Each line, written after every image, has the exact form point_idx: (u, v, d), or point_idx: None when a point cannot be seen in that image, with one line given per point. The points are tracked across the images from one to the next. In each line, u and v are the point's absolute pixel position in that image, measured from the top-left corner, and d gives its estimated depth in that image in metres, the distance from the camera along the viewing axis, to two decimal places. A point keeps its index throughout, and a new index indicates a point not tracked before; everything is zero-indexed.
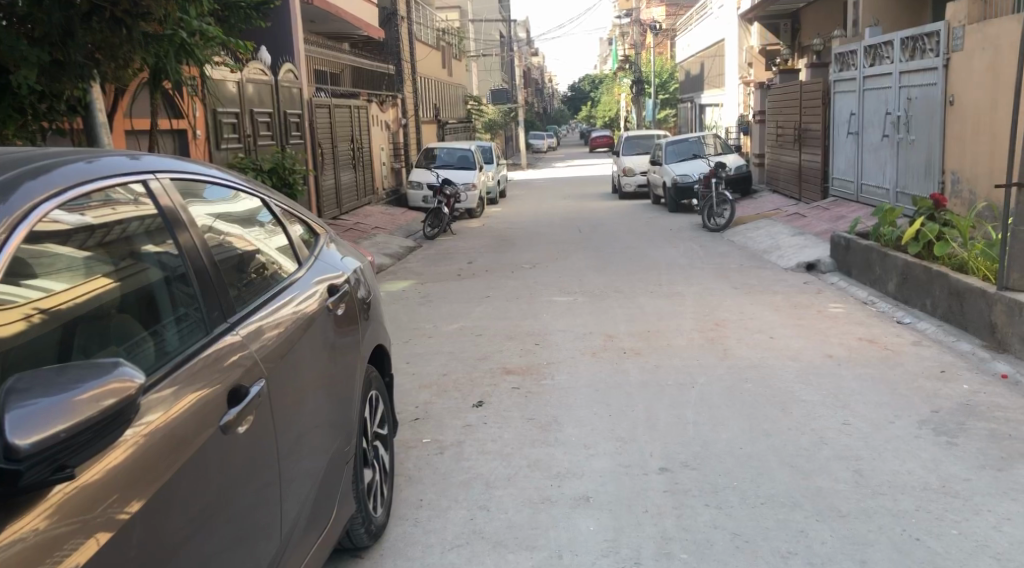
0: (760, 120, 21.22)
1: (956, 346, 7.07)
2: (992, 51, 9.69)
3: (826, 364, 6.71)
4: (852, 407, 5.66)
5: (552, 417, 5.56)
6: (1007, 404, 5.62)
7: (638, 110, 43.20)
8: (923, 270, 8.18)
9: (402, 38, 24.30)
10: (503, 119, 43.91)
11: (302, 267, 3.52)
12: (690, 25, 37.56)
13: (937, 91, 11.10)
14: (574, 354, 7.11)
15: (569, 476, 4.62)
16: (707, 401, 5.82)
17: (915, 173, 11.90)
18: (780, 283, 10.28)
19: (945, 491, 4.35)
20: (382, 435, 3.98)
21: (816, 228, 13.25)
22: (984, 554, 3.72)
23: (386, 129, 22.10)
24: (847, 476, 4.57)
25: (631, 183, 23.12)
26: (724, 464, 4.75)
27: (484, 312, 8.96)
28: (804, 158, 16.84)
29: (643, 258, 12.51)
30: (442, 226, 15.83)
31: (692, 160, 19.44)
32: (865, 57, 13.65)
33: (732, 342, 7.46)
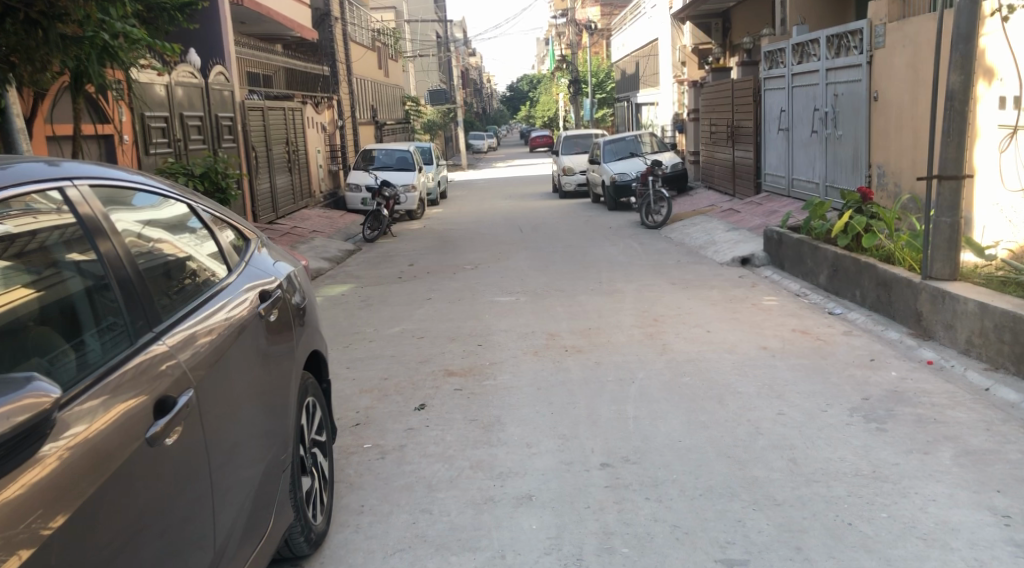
0: (694, 119, 21.55)
1: (885, 334, 7.28)
2: (911, 48, 10.01)
3: (760, 356, 6.84)
4: (786, 397, 5.79)
5: (495, 417, 5.57)
6: (933, 389, 5.80)
7: (575, 109, 43.40)
8: (852, 262, 8.40)
9: (336, 39, 24.05)
10: (441, 120, 43.67)
11: (233, 273, 3.46)
12: (625, 25, 37.94)
13: (862, 88, 11.42)
14: (516, 354, 7.12)
15: (511, 476, 4.63)
16: (647, 396, 5.89)
17: (843, 168, 12.22)
18: (717, 278, 10.46)
19: (876, 475, 4.48)
20: (320, 441, 3.94)
21: (750, 223, 13.51)
22: (913, 535, 3.84)
23: (322, 131, 21.84)
24: (782, 464, 4.67)
25: (571, 182, 23.25)
26: (663, 457, 4.81)
27: (426, 314, 8.91)
28: (737, 155, 17.17)
29: (583, 256, 12.60)
30: (381, 228, 15.72)
31: (630, 159, 19.65)
32: (793, 54, 13.98)
33: (671, 337, 7.56)
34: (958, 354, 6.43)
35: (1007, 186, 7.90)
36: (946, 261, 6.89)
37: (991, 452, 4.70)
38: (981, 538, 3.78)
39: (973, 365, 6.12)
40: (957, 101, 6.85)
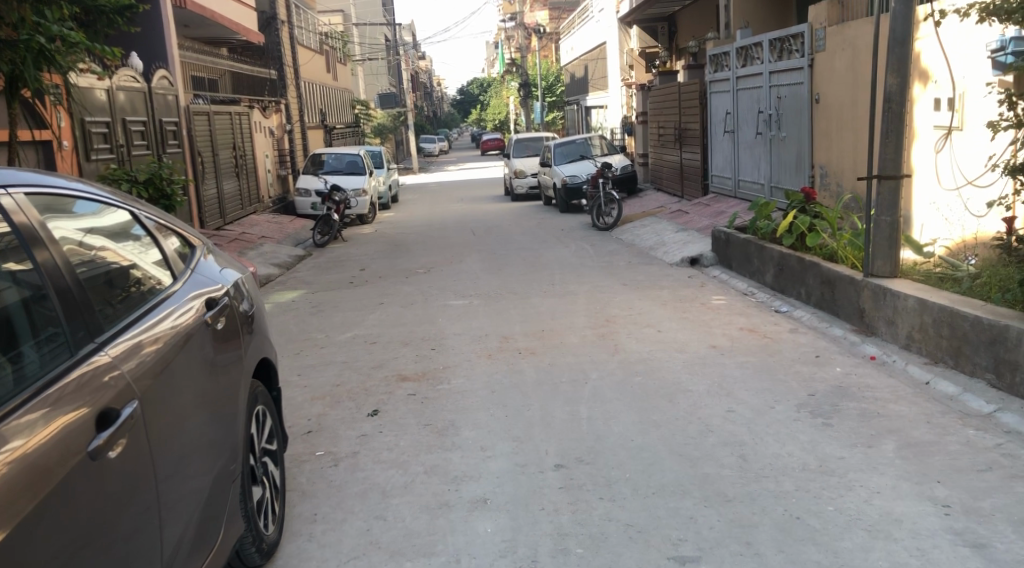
0: (643, 121, 21.78)
1: (830, 331, 7.44)
2: (850, 51, 10.26)
3: (710, 355, 6.94)
4: (736, 394, 5.88)
5: (449, 421, 5.56)
6: (876, 384, 5.95)
7: (525, 113, 43.46)
8: (797, 260, 8.57)
9: (283, 43, 23.79)
10: (391, 124, 43.41)
11: (178, 281, 3.40)
12: (573, 29, 38.14)
13: (804, 90, 11.66)
14: (470, 357, 7.12)
15: (466, 479, 4.63)
16: (600, 396, 5.93)
17: (787, 169, 12.46)
18: (667, 279, 10.58)
19: (822, 469, 4.58)
20: (271, 450, 3.89)
21: (698, 224, 13.70)
22: (858, 527, 3.93)
23: (270, 135, 21.60)
24: (732, 461, 4.75)
25: (522, 185, 23.30)
26: (616, 457, 4.85)
27: (378, 319, 8.85)
28: (684, 157, 17.39)
29: (535, 259, 12.63)
30: (332, 233, 15.59)
31: (580, 161, 19.78)
32: (737, 58, 14.22)
33: (623, 337, 7.63)
34: (899, 349, 6.60)
35: (942, 185, 8.03)
36: (887, 258, 7.07)
37: (931, 444, 4.83)
38: (922, 528, 3.89)
39: (914, 360, 6.28)
40: (894, 103, 7.05)
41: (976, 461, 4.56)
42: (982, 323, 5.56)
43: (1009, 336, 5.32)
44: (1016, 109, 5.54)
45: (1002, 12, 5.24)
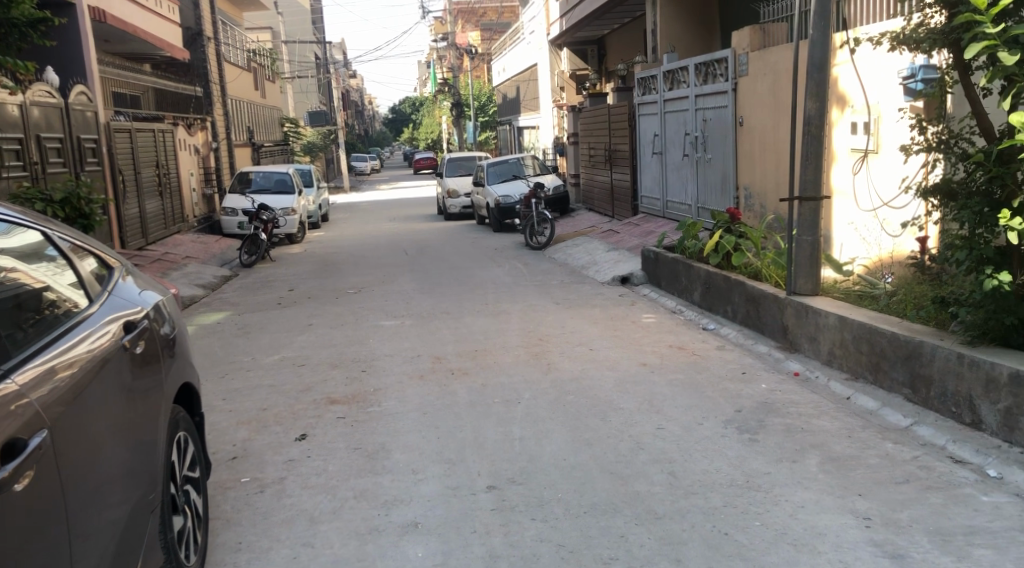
0: (574, 142, 22.02)
1: (755, 348, 7.61)
2: (771, 76, 10.57)
3: (640, 373, 7.01)
4: (665, 412, 5.95)
5: (380, 444, 5.49)
6: (800, 400, 6.09)
7: (458, 133, 43.45)
8: (723, 279, 8.75)
9: (210, 60, 23.29)
10: (322, 142, 42.92)
11: (95, 303, 3.30)
12: (505, 49, 38.38)
13: (728, 114, 11.95)
14: (402, 379, 7.06)
15: (397, 504, 4.56)
16: (533, 416, 5.94)
17: (712, 190, 12.75)
18: (598, 297, 10.69)
19: (750, 485, 4.66)
20: (193, 477, 3.77)
21: (628, 244, 13.88)
22: (784, 541, 4.00)
23: (195, 153, 21.17)
24: (662, 478, 4.80)
25: (456, 205, 23.25)
26: (548, 477, 4.85)
27: (307, 341, 8.71)
28: (614, 178, 17.63)
29: (467, 278, 12.62)
30: (259, 253, 15.32)
31: (513, 181, 19.87)
32: (664, 81, 14.50)
33: (555, 356, 7.66)
34: (821, 365, 6.77)
35: (859, 206, 8.31)
36: (808, 276, 7.27)
37: (852, 458, 4.96)
38: (845, 540, 3.98)
39: (834, 375, 6.46)
40: (813, 126, 7.29)
41: (894, 474, 4.70)
42: (899, 338, 5.75)
43: (923, 352, 5.52)
44: (926, 133, 5.77)
45: (912, 41, 5.47)
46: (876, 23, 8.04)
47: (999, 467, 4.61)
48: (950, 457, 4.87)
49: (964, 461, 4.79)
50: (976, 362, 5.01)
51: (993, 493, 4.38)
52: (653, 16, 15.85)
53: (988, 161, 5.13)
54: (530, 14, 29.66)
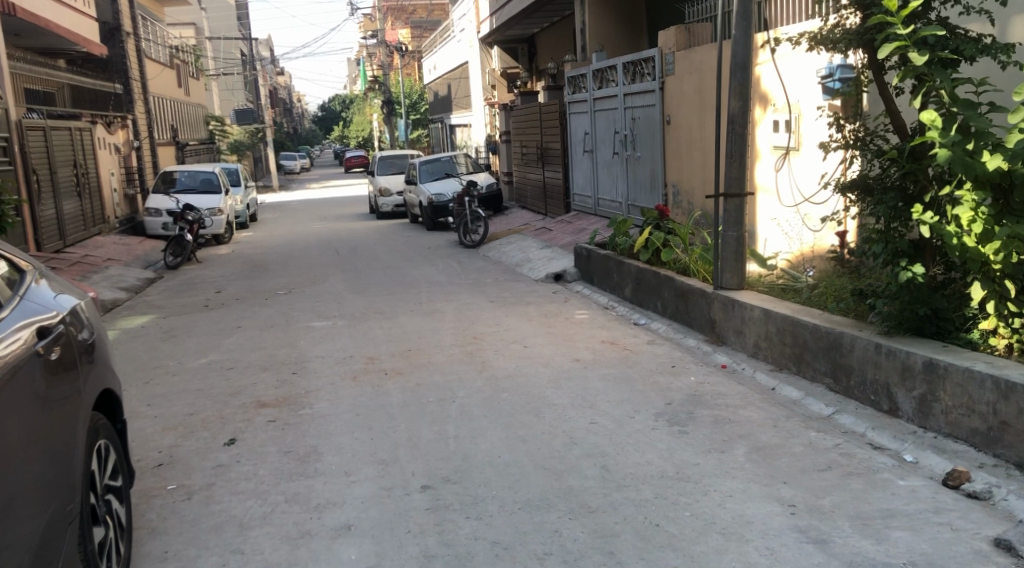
0: (505, 140, 22.08)
1: (684, 341, 7.75)
2: (696, 75, 10.76)
3: (573, 368, 7.08)
4: (598, 406, 6.01)
5: (311, 447, 5.42)
6: (727, 391, 6.22)
7: (389, 130, 43.09)
8: (653, 275, 8.88)
9: (129, 56, 22.52)
10: (249, 140, 42.09)
11: (5, 308, 3.18)
12: (435, 47, 38.26)
13: (656, 112, 12.13)
14: (334, 380, 6.98)
15: (329, 507, 4.52)
16: (467, 414, 5.94)
17: (642, 187, 12.93)
18: (532, 295, 10.74)
19: (680, 476, 4.74)
20: (115, 486, 3.66)
21: (561, 241, 13.98)
22: (713, 530, 4.09)
23: (115, 152, 20.57)
24: (595, 472, 4.85)
25: (388, 203, 23.07)
26: (482, 475, 4.86)
27: (235, 343, 8.55)
28: (547, 176, 17.72)
29: (400, 277, 12.54)
30: (185, 254, 14.96)
31: (446, 179, 19.81)
32: (593, 80, 14.63)
33: (489, 354, 7.67)
34: (747, 357, 6.93)
35: (782, 202, 8.52)
36: (734, 271, 7.44)
37: (778, 447, 5.10)
38: (771, 528, 4.09)
39: (760, 367, 6.63)
40: (737, 124, 7.44)
41: (817, 461, 4.84)
42: (820, 330, 5.93)
43: (843, 343, 5.69)
44: (843, 130, 5.94)
45: (828, 41, 5.62)
46: (796, 24, 8.25)
47: (915, 451, 4.79)
48: (870, 444, 5.04)
49: (882, 447, 4.97)
50: (892, 351, 5.19)
51: (909, 477, 4.55)
52: (581, 15, 15.98)
53: (902, 157, 5.30)
54: (459, 12, 29.61)
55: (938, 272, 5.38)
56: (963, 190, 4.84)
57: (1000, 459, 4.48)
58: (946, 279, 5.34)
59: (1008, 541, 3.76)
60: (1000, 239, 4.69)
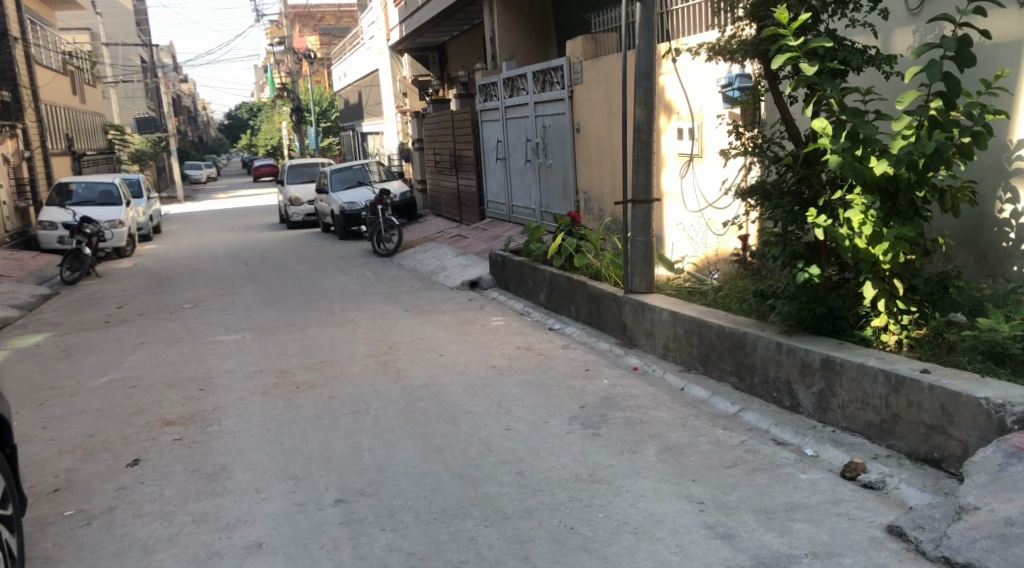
0: (418, 148, 21.98)
1: (597, 345, 7.87)
2: (604, 83, 10.95)
3: (489, 375, 7.10)
4: (513, 413, 6.05)
5: (220, 465, 5.29)
6: (639, 393, 6.35)
7: (299, 139, 42.32)
8: (566, 280, 9.00)
9: (17, 61, 21.44)
10: (151, 149, 40.75)
11: None
12: (344, 54, 37.86)
13: (566, 120, 12.29)
14: (244, 395, 6.82)
15: (239, 525, 4.42)
16: (382, 426, 5.89)
17: (554, 194, 13.08)
18: (447, 302, 10.74)
19: (593, 478, 4.82)
20: (5, 516, 3.50)
21: (476, 248, 14.01)
22: (625, 531, 4.17)
23: (4, 163, 19.64)
24: (510, 478, 4.88)
25: (298, 213, 22.69)
26: (398, 486, 4.84)
27: (138, 360, 8.28)
28: (460, 183, 17.75)
29: (313, 288, 12.36)
30: (83, 268, 14.40)
31: (358, 188, 19.60)
32: (504, 88, 14.71)
33: (404, 363, 7.64)
34: (658, 359, 7.09)
35: (688, 208, 8.75)
36: (643, 275, 7.60)
37: (687, 445, 5.23)
38: (681, 525, 4.20)
39: (669, 368, 6.78)
40: (643, 133, 7.60)
41: (724, 458, 4.99)
42: (725, 331, 6.11)
43: (747, 342, 5.89)
44: (742, 138, 6.13)
45: (725, 52, 5.79)
46: (695, 35, 8.50)
47: (815, 445, 4.99)
48: (773, 439, 5.22)
49: (785, 442, 5.15)
50: (793, 349, 5.40)
51: (809, 470, 4.74)
52: (490, 23, 16.04)
53: (796, 163, 5.52)
54: (368, 19, 29.39)
55: (833, 272, 5.62)
56: (853, 195, 5.05)
57: (892, 450, 4.71)
58: (840, 279, 5.60)
59: (900, 526, 3.94)
60: (888, 240, 4.96)
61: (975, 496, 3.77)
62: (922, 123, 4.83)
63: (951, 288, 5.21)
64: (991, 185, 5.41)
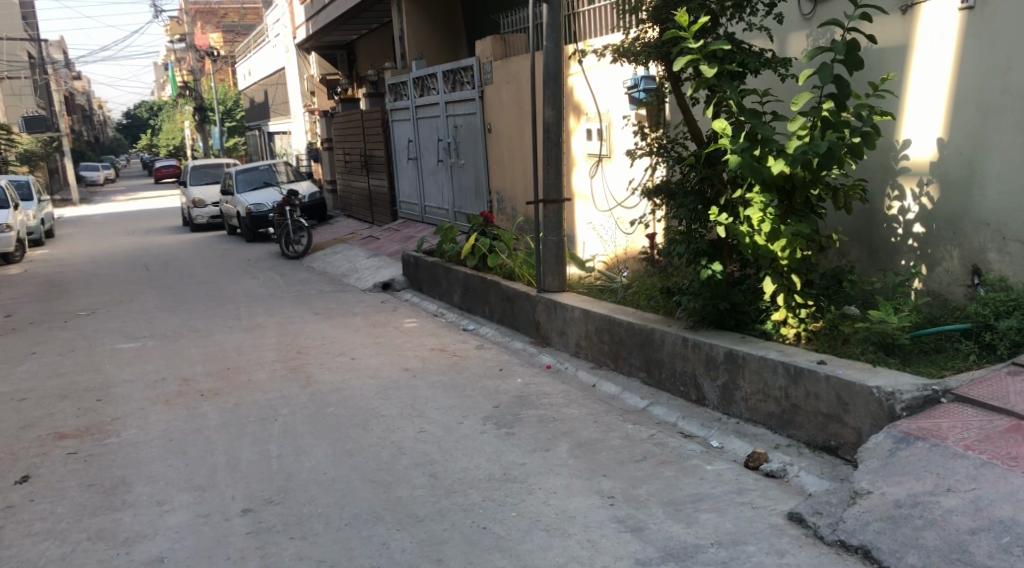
0: (327, 148, 21.63)
1: (511, 345, 7.90)
2: (514, 84, 11.01)
3: (402, 378, 7.04)
4: (427, 415, 6.02)
5: (119, 478, 5.10)
6: (552, 391, 6.41)
7: (203, 139, 41.08)
8: (480, 280, 9.01)
9: None
10: (43, 150, 38.92)
11: None
12: (249, 51, 36.95)
13: (476, 120, 12.31)
14: (145, 405, 6.59)
15: (138, 540, 4.27)
16: (291, 432, 5.78)
17: (466, 194, 13.08)
18: (359, 305, 10.61)
19: (507, 477, 4.84)
20: None
21: (388, 249, 13.89)
22: (537, 528, 4.20)
23: None
24: (424, 480, 4.86)
25: (203, 215, 22.01)
26: (307, 493, 4.75)
27: (29, 371, 7.90)
28: (372, 184, 17.56)
29: (218, 293, 12.03)
30: None
31: (265, 189, 19.16)
32: (414, 87, 14.62)
33: (314, 368, 7.51)
34: (571, 357, 7.16)
35: (598, 207, 8.88)
36: (556, 274, 7.67)
37: (598, 441, 5.31)
38: (591, 520, 4.25)
39: (582, 365, 6.87)
40: (552, 133, 7.67)
41: (634, 453, 5.08)
42: (634, 327, 6.22)
43: (655, 338, 6.00)
44: (648, 139, 6.25)
45: (630, 54, 5.89)
46: (601, 37, 8.61)
47: (720, 437, 5.13)
48: (680, 432, 5.34)
49: (692, 434, 5.28)
50: (698, 344, 5.54)
51: (715, 461, 4.87)
52: (399, 22, 15.91)
53: (698, 163, 5.66)
54: (273, 17, 28.76)
55: (735, 269, 5.79)
56: (752, 193, 5.22)
57: (793, 439, 4.88)
58: (741, 275, 5.77)
59: (800, 513, 4.08)
60: (786, 237, 5.13)
61: (868, 480, 3.94)
62: (816, 123, 5.02)
63: (846, 282, 5.43)
64: (880, 183, 5.66)
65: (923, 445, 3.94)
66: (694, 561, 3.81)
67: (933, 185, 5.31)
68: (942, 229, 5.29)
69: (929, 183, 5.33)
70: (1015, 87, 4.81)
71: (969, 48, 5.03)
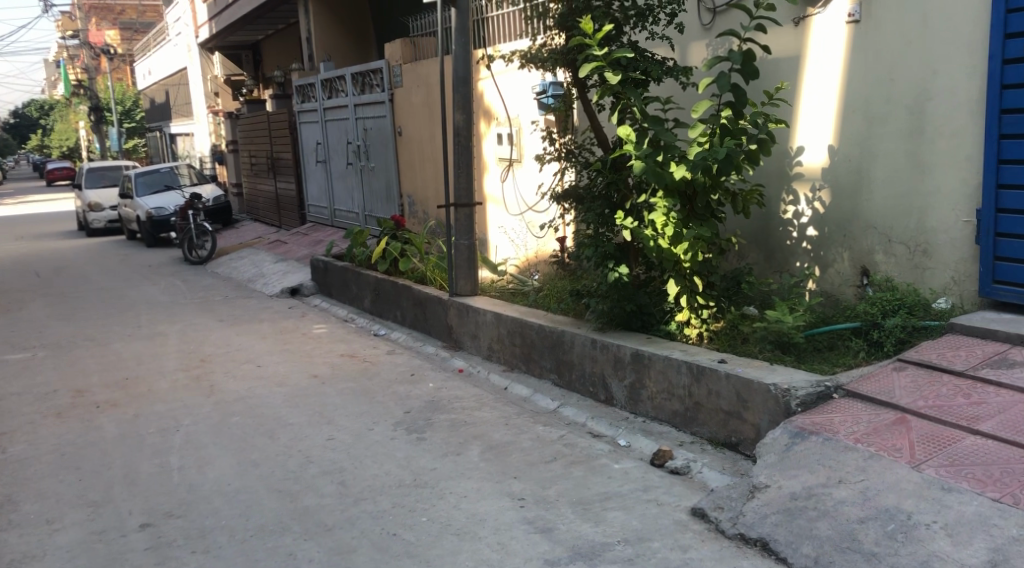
0: (233, 150, 21.11)
1: (423, 349, 7.87)
2: (424, 87, 10.98)
3: (310, 385, 6.92)
4: (336, 422, 5.94)
5: (5, 497, 4.87)
6: (464, 395, 6.41)
7: (100, 140, 39.51)
8: (390, 284, 8.94)
9: None
10: None
11: None
12: (149, 50, 35.75)
13: (387, 123, 12.22)
14: (35, 419, 6.30)
15: (26, 561, 4.09)
16: (193, 443, 5.62)
17: (376, 197, 12.98)
18: (266, 311, 10.39)
19: (416, 483, 4.82)
20: None
21: (296, 254, 13.64)
22: (447, 533, 4.20)
23: None
24: (332, 488, 4.80)
25: (100, 219, 21.20)
26: (211, 505, 4.64)
27: None
28: (279, 187, 17.22)
29: (116, 300, 11.60)
30: None
31: (166, 193, 18.57)
32: (322, 89, 14.40)
33: (218, 377, 7.32)
34: (482, 360, 7.19)
35: (508, 211, 8.94)
36: (468, 278, 7.67)
37: (508, 444, 5.34)
38: (501, 523, 4.28)
39: (493, 368, 6.90)
40: (463, 137, 7.67)
41: (544, 454, 5.14)
42: (545, 330, 6.28)
43: (565, 340, 6.08)
44: (556, 143, 6.33)
45: (537, 60, 5.97)
46: (510, 43, 8.68)
47: (627, 436, 5.23)
48: (589, 432, 5.43)
49: (600, 434, 5.37)
50: (606, 345, 5.64)
51: (623, 460, 4.96)
52: (306, 24, 15.67)
53: (604, 168, 5.77)
54: (174, 15, 27.94)
55: (640, 271, 5.90)
56: (656, 198, 5.35)
57: (696, 436, 5.02)
58: (647, 277, 5.89)
59: (702, 508, 4.20)
60: (688, 240, 5.28)
61: (766, 475, 4.10)
62: (715, 130, 5.18)
63: (744, 283, 5.62)
64: (776, 188, 5.88)
65: (817, 439, 4.12)
66: (600, 559, 3.88)
67: (824, 191, 5.55)
68: (833, 232, 5.53)
69: (821, 189, 5.56)
70: (898, 97, 5.07)
71: (856, 60, 5.29)
